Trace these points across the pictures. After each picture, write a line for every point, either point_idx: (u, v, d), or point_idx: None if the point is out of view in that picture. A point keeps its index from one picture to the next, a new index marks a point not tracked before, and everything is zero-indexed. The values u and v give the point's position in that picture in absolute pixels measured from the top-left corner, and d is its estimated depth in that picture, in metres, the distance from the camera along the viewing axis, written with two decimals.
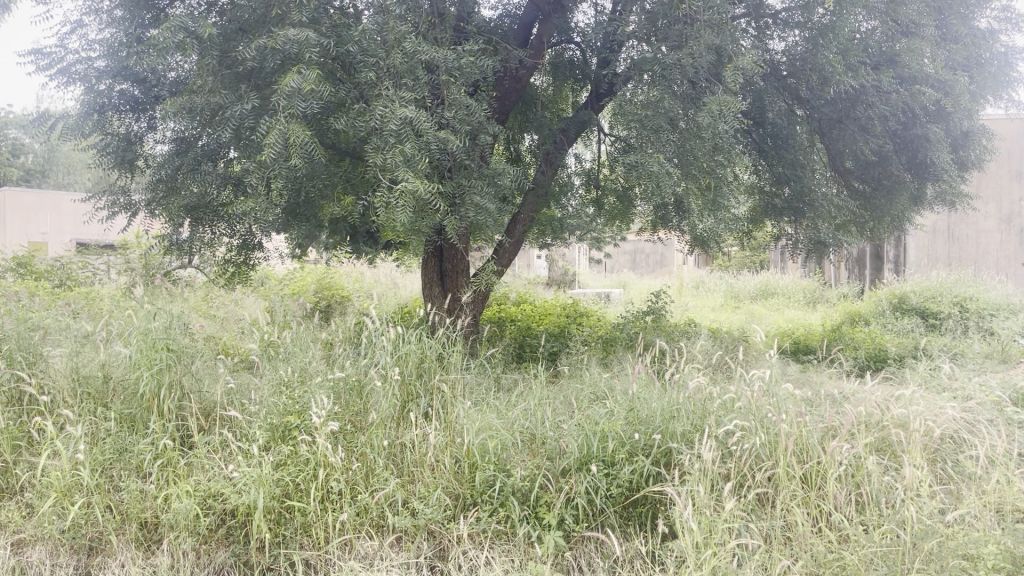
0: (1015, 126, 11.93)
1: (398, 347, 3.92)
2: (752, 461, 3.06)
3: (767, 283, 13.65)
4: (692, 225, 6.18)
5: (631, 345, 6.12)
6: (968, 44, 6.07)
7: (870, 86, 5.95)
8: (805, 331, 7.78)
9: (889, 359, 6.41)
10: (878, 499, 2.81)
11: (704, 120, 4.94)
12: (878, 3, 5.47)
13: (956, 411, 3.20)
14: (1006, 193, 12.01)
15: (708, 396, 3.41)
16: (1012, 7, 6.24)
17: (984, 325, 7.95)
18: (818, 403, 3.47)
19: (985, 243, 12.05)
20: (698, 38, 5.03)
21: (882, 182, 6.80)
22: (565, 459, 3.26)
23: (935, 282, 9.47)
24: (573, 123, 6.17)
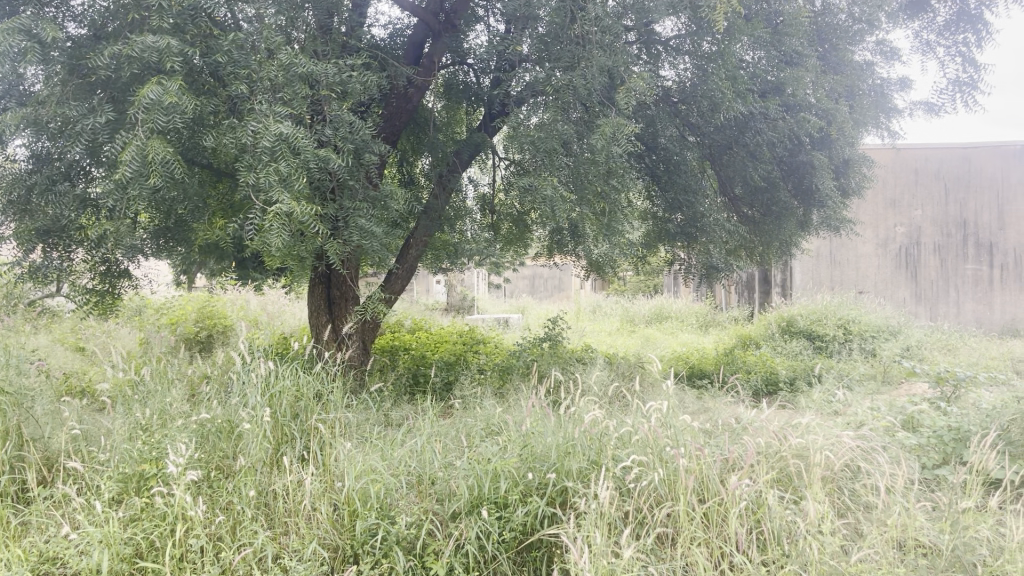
0: (889, 156, 12.51)
1: (272, 383, 3.62)
2: (651, 498, 2.90)
3: (661, 307, 13.81)
4: (587, 250, 6.07)
5: (527, 374, 5.94)
6: (849, 74, 6.22)
7: (758, 114, 6.02)
8: (700, 355, 7.80)
9: (781, 383, 6.46)
10: (780, 536, 2.67)
11: (598, 143, 4.85)
12: (764, 34, 5.52)
13: (853, 440, 3.14)
14: (883, 220, 12.54)
15: (605, 430, 3.26)
16: (887, 41, 6.48)
17: (868, 348, 8.20)
18: (715, 435, 3.35)
19: (864, 267, 12.55)
20: (590, 59, 4.96)
21: (771, 209, 6.89)
22: (455, 502, 2.99)
23: (821, 305, 9.71)
24: (467, 146, 5.99)
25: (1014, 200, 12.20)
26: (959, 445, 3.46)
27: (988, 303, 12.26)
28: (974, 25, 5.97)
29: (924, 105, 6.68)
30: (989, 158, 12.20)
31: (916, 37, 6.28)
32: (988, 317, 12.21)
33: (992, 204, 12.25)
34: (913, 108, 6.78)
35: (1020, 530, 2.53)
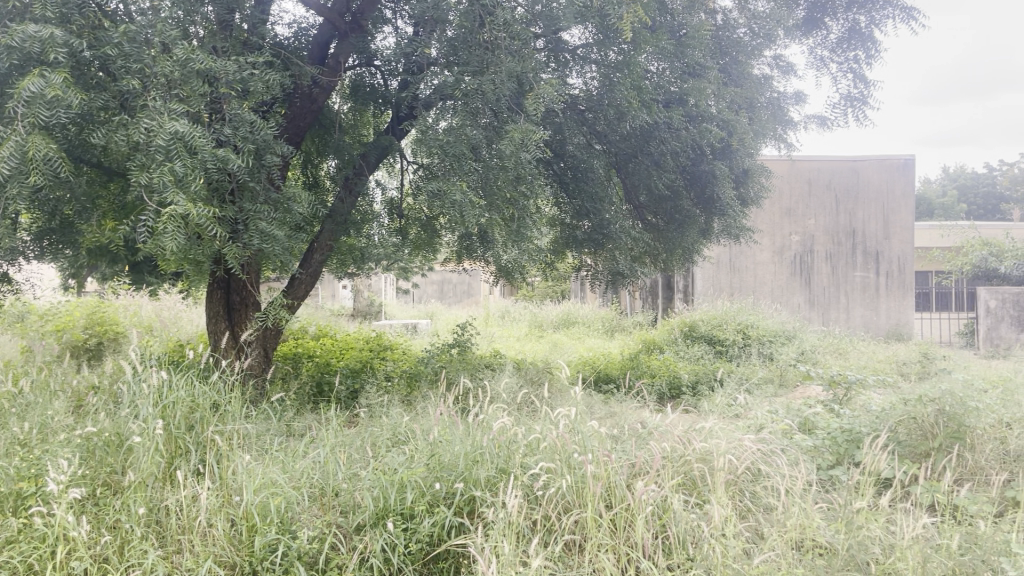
0: (784, 167, 12.90)
1: (165, 393, 3.44)
2: (559, 505, 2.88)
3: (568, 313, 13.94)
4: (496, 256, 6.06)
5: (435, 381, 5.87)
6: (748, 87, 6.42)
7: (663, 124, 6.14)
8: (606, 360, 7.90)
9: (684, 388, 6.59)
10: (685, 540, 2.70)
11: (507, 149, 4.84)
12: (667, 45, 5.63)
13: (754, 443, 3.22)
14: (779, 229, 12.93)
15: (512, 438, 3.23)
16: (783, 56, 6.72)
17: (765, 352, 8.49)
18: (622, 440, 3.38)
19: (762, 274, 12.89)
20: (499, 65, 4.96)
21: (675, 216, 7.04)
22: (360, 514, 2.89)
23: (721, 311, 9.99)
24: (374, 149, 5.88)
25: (897, 211, 13.01)
26: (852, 446, 3.59)
27: (875, 308, 12.97)
28: (864, 43, 6.29)
29: (817, 119, 6.96)
30: (875, 170, 13.02)
31: (811, 53, 6.54)
32: (875, 321, 12.96)
33: (878, 214, 13.01)
34: (807, 121, 7.06)
35: (909, 528, 2.64)
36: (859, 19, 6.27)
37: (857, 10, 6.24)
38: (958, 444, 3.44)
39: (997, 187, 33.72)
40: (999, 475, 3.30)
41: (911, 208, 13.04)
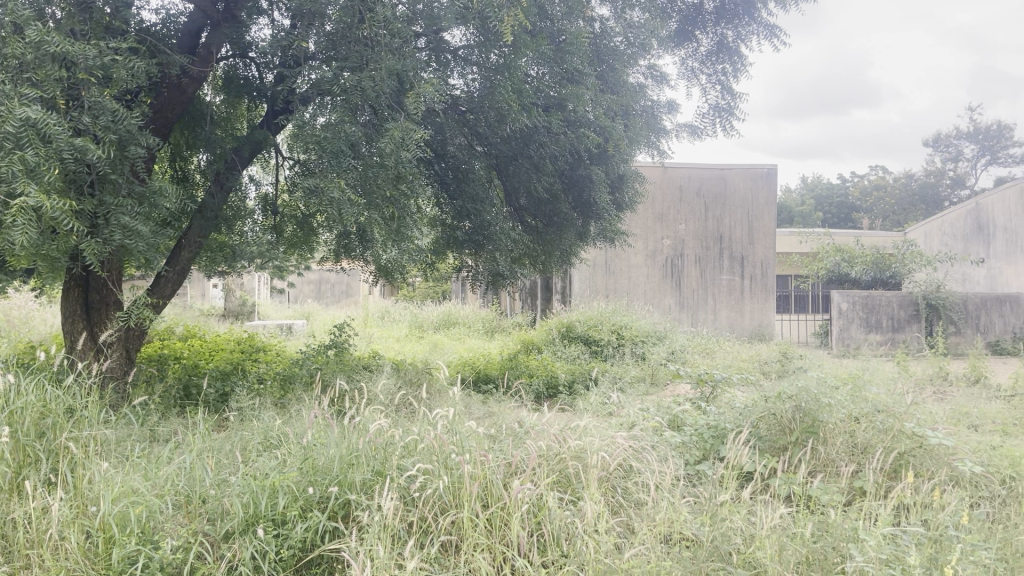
0: (656, 173, 13.45)
1: (11, 399, 3.21)
2: (435, 506, 2.87)
3: (448, 313, 13.94)
4: (375, 256, 5.98)
5: (310, 383, 5.73)
6: (624, 94, 6.61)
7: (542, 127, 6.23)
8: (485, 361, 7.94)
9: (560, 387, 6.71)
10: (559, 537, 2.75)
11: (387, 147, 4.79)
12: (546, 50, 5.71)
13: (625, 440, 3.31)
14: (652, 232, 13.43)
15: (389, 440, 3.20)
16: (657, 66, 6.95)
17: (638, 352, 8.76)
18: (499, 439, 3.40)
19: (636, 276, 13.36)
20: (379, 61, 4.90)
21: (553, 219, 7.16)
22: (229, 521, 2.78)
23: (597, 312, 10.23)
24: (247, 143, 5.64)
25: (760, 217, 13.66)
26: (717, 442, 3.75)
27: (740, 309, 13.54)
28: (731, 57, 6.61)
29: (688, 128, 7.24)
30: (741, 177, 13.68)
31: (682, 64, 6.81)
32: (740, 322, 13.51)
33: (743, 220, 13.65)
34: (679, 129, 7.33)
35: (768, 519, 2.78)
36: (727, 33, 6.58)
37: (725, 25, 6.55)
38: (812, 438, 3.66)
39: (849, 198, 36.14)
40: (847, 466, 3.52)
41: (773, 215, 13.72)
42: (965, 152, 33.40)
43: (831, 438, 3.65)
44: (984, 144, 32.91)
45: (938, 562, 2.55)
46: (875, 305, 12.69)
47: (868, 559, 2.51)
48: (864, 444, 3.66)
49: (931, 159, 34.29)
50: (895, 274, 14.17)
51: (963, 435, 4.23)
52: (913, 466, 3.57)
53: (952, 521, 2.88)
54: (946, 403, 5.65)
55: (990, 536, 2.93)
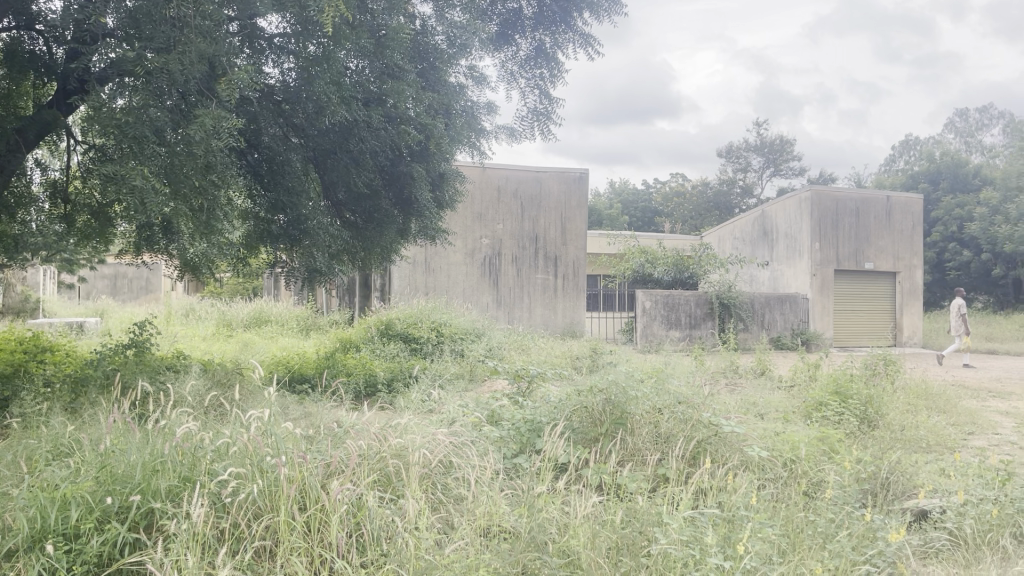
0: (476, 173, 13.69)
1: None
2: (248, 511, 2.75)
3: (260, 311, 13.40)
4: (182, 249, 5.64)
5: (107, 385, 5.31)
6: (445, 93, 6.65)
7: (362, 121, 6.15)
8: (300, 360, 7.69)
9: (380, 385, 6.62)
10: (378, 537, 2.72)
11: (197, 133, 4.54)
12: (367, 44, 5.63)
13: (445, 437, 3.35)
14: (471, 231, 13.64)
15: (198, 444, 3.03)
16: (477, 67, 7.04)
17: (456, 349, 8.84)
18: (317, 440, 3.32)
19: (454, 274, 13.53)
20: (188, 44, 4.61)
21: (373, 215, 7.06)
22: (12, 538, 2.52)
23: (416, 309, 10.21)
24: (32, 124, 5.11)
25: (573, 220, 14.16)
26: (533, 435, 3.85)
27: (553, 308, 13.95)
28: (549, 63, 6.84)
29: (506, 129, 7.39)
30: (555, 181, 14.14)
31: (502, 67, 6.94)
32: (553, 319, 13.95)
33: (557, 222, 14.10)
34: (498, 130, 7.47)
35: (581, 508, 2.91)
36: (545, 40, 6.79)
37: (543, 32, 6.75)
38: (621, 429, 3.86)
39: (652, 203, 38.37)
40: (653, 454, 3.75)
41: (584, 217, 14.26)
42: (753, 164, 36.42)
43: (637, 429, 3.87)
44: (768, 157, 36.06)
45: (731, 540, 2.78)
46: (675, 304, 13.59)
47: (671, 541, 2.69)
48: (666, 434, 3.90)
49: (724, 169, 37.14)
50: (693, 275, 15.23)
51: (752, 423, 4.62)
52: (710, 452, 3.86)
53: (742, 502, 3.14)
54: (737, 394, 6.13)
55: (774, 514, 3.22)
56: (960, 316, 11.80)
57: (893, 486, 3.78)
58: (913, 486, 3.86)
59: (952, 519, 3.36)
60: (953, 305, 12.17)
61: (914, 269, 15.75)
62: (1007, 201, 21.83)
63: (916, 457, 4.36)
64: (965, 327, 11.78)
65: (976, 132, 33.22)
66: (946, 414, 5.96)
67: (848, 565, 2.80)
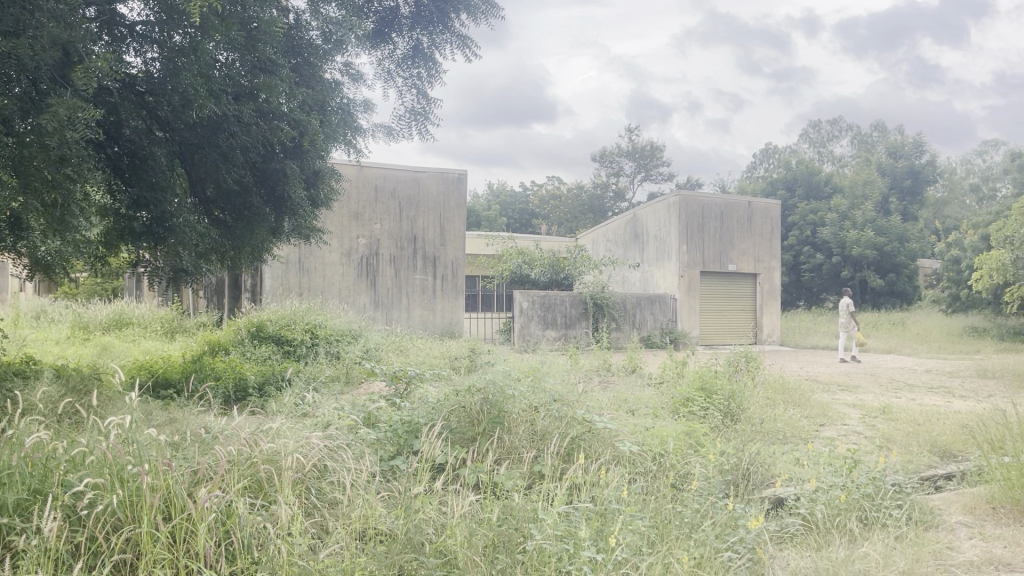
0: (352, 171, 13.46)
1: None
2: (108, 524, 2.60)
3: (120, 312, 12.69)
4: (32, 246, 5.27)
5: None
6: (320, 90, 6.52)
7: (232, 116, 5.94)
8: (164, 363, 7.34)
9: (251, 389, 6.41)
10: (249, 546, 2.64)
11: (49, 124, 4.25)
12: (238, 37, 5.45)
13: (320, 440, 3.28)
14: (347, 231, 13.41)
15: (52, 454, 2.84)
16: (353, 65, 6.94)
17: (332, 351, 8.66)
18: (183, 447, 3.18)
19: (330, 274, 13.27)
20: (39, 28, 4.32)
21: (243, 213, 6.82)
22: None
23: (289, 310, 9.95)
24: None
25: (451, 220, 14.15)
26: (410, 436, 3.81)
27: (432, 308, 13.91)
28: (426, 63, 6.82)
29: (383, 128, 7.32)
30: (433, 181, 14.08)
31: (378, 65, 6.87)
32: (432, 320, 13.91)
33: (436, 222, 14.06)
34: (375, 129, 7.39)
35: (458, 508, 2.92)
36: (422, 40, 6.77)
37: (420, 31, 6.73)
38: (498, 428, 3.89)
39: (529, 205, 38.89)
40: (529, 452, 3.81)
41: (463, 218, 14.29)
42: (625, 169, 37.55)
43: (514, 427, 3.92)
44: (640, 162, 37.26)
45: (603, 533, 2.87)
46: (550, 304, 13.84)
47: (546, 536, 2.75)
48: (542, 432, 3.98)
49: (598, 173, 38.11)
50: (568, 276, 15.54)
51: (623, 420, 4.77)
52: (584, 448, 3.96)
53: (614, 496, 3.24)
54: (609, 391, 6.31)
55: (644, 506, 3.34)
56: (849, 313, 12.51)
57: (753, 476, 3.99)
58: (771, 475, 4.09)
59: (805, 506, 3.59)
60: (840, 302, 12.93)
61: (773, 271, 16.68)
62: (855, 207, 23.47)
63: (774, 448, 4.63)
64: (853, 324, 12.55)
65: (828, 142, 35.50)
66: (801, 407, 6.35)
67: (711, 552, 2.94)
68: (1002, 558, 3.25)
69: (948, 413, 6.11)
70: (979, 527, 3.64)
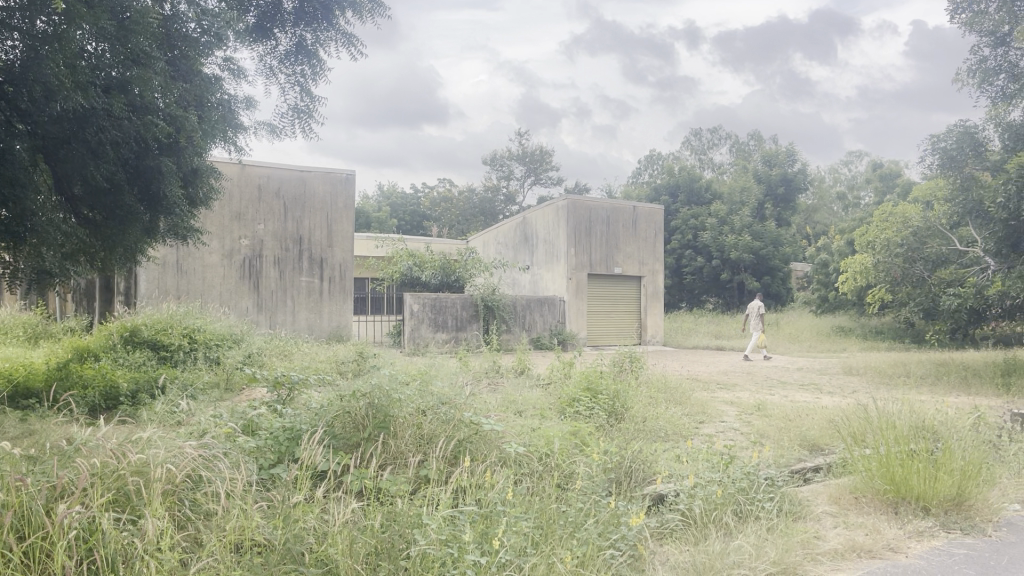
0: (234, 170, 13.01)
1: None
2: None
3: None
4: None
5: None
6: (197, 85, 6.27)
7: (101, 110, 5.64)
8: (25, 372, 6.87)
9: (122, 397, 6.08)
10: (114, 562, 2.49)
11: None
12: (108, 27, 5.18)
13: (194, 450, 3.14)
14: (229, 231, 12.95)
15: None
16: (233, 60, 6.71)
17: (211, 357, 8.33)
18: (42, 461, 2.98)
19: (210, 277, 12.80)
20: None
21: (114, 212, 6.47)
22: None
23: (166, 314, 9.51)
24: None
25: (339, 221, 13.88)
26: (292, 444, 3.69)
27: (318, 311, 13.61)
28: (311, 60, 6.69)
29: (266, 126, 7.12)
30: (320, 181, 13.78)
31: (260, 61, 6.67)
32: (318, 324, 13.61)
33: (322, 223, 13.76)
34: (257, 127, 7.17)
35: (340, 515, 2.85)
36: (306, 36, 6.63)
37: (304, 28, 6.59)
38: (383, 433, 3.83)
39: (420, 207, 38.67)
40: (414, 456, 3.77)
41: (351, 219, 14.04)
42: (515, 173, 37.89)
43: (400, 432, 3.87)
44: (529, 166, 37.69)
45: (488, 536, 2.87)
46: (441, 307, 13.80)
47: (429, 541, 2.72)
48: (429, 435, 3.95)
49: (489, 176, 38.28)
50: (459, 278, 15.51)
51: (510, 421, 4.78)
52: (470, 451, 3.95)
53: (499, 498, 3.25)
54: (497, 394, 6.33)
55: (530, 506, 3.36)
56: (758, 315, 13.02)
57: (635, 473, 4.09)
58: (652, 472, 4.20)
59: (684, 501, 3.71)
60: (750, 304, 13.34)
61: (657, 274, 17.19)
62: (733, 213, 24.50)
63: (655, 446, 4.76)
64: (762, 325, 13.08)
65: (708, 150, 36.91)
66: (682, 405, 6.57)
67: (593, 550, 2.99)
68: (863, 545, 3.46)
69: (816, 409, 6.45)
70: (843, 516, 3.86)
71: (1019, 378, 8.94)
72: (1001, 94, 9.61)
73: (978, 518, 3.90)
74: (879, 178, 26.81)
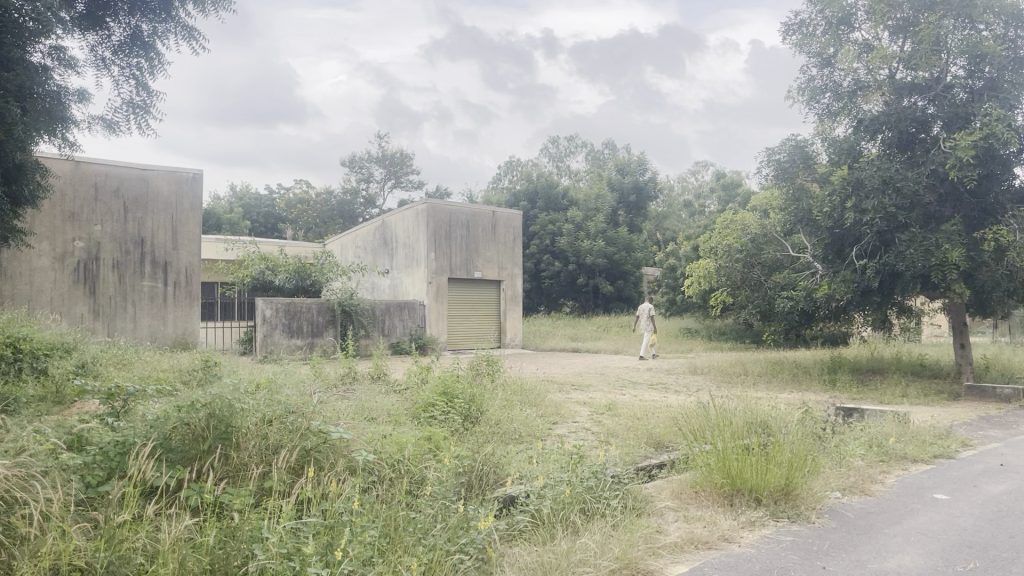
0: (66, 167, 12.14)
1: None
2: None
3: None
4: None
5: None
6: (22, 74, 5.77)
7: None
8: None
9: None
10: None
11: None
12: None
13: (6, 468, 2.90)
14: (60, 232, 12.08)
15: None
16: (62, 49, 6.25)
17: (37, 368, 7.70)
18: None
19: (39, 282, 11.89)
20: None
21: None
22: None
23: None
24: None
25: (185, 223, 13.21)
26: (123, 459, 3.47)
27: (162, 317, 12.89)
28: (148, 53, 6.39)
29: (100, 120, 6.68)
30: (164, 180, 13.06)
31: (92, 51, 6.24)
32: (161, 331, 12.87)
33: (167, 224, 13.06)
34: (90, 121, 6.71)
35: (171, 533, 2.71)
36: (142, 27, 6.35)
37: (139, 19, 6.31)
38: (224, 444, 3.67)
39: (275, 208, 37.45)
40: (257, 468, 3.64)
41: (198, 220, 13.39)
42: (374, 175, 37.41)
43: (242, 443, 3.73)
44: (389, 169, 37.33)
45: (331, 546, 2.80)
46: (296, 312, 13.41)
47: (269, 555, 2.64)
48: (274, 445, 3.83)
49: (348, 178, 37.58)
50: (315, 282, 15.11)
51: (361, 428, 4.69)
52: (316, 460, 3.86)
53: (344, 507, 3.18)
54: (350, 400, 6.20)
55: (377, 512, 3.32)
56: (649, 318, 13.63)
57: (485, 476, 4.11)
58: (502, 475, 4.24)
59: (532, 503, 3.76)
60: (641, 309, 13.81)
61: (515, 278, 17.42)
62: (588, 219, 25.19)
63: (507, 449, 4.81)
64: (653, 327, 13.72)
65: (564, 158, 37.83)
66: (535, 407, 6.67)
67: (440, 555, 2.99)
68: (700, 537, 3.62)
69: (661, 408, 6.72)
70: (683, 510, 4.03)
71: (843, 375, 9.68)
72: (826, 111, 10.40)
73: (803, 506, 4.16)
74: (722, 187, 28.34)
